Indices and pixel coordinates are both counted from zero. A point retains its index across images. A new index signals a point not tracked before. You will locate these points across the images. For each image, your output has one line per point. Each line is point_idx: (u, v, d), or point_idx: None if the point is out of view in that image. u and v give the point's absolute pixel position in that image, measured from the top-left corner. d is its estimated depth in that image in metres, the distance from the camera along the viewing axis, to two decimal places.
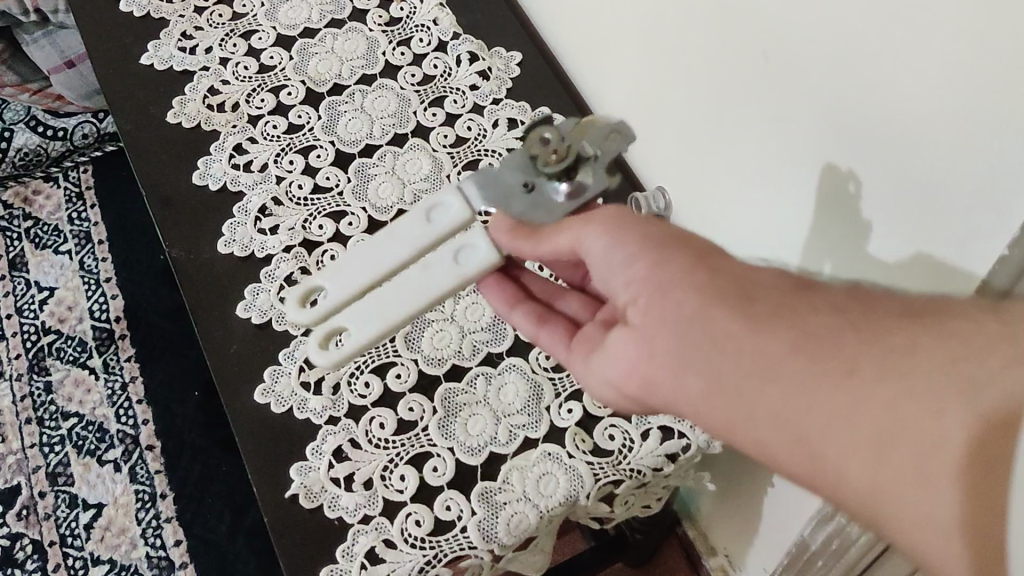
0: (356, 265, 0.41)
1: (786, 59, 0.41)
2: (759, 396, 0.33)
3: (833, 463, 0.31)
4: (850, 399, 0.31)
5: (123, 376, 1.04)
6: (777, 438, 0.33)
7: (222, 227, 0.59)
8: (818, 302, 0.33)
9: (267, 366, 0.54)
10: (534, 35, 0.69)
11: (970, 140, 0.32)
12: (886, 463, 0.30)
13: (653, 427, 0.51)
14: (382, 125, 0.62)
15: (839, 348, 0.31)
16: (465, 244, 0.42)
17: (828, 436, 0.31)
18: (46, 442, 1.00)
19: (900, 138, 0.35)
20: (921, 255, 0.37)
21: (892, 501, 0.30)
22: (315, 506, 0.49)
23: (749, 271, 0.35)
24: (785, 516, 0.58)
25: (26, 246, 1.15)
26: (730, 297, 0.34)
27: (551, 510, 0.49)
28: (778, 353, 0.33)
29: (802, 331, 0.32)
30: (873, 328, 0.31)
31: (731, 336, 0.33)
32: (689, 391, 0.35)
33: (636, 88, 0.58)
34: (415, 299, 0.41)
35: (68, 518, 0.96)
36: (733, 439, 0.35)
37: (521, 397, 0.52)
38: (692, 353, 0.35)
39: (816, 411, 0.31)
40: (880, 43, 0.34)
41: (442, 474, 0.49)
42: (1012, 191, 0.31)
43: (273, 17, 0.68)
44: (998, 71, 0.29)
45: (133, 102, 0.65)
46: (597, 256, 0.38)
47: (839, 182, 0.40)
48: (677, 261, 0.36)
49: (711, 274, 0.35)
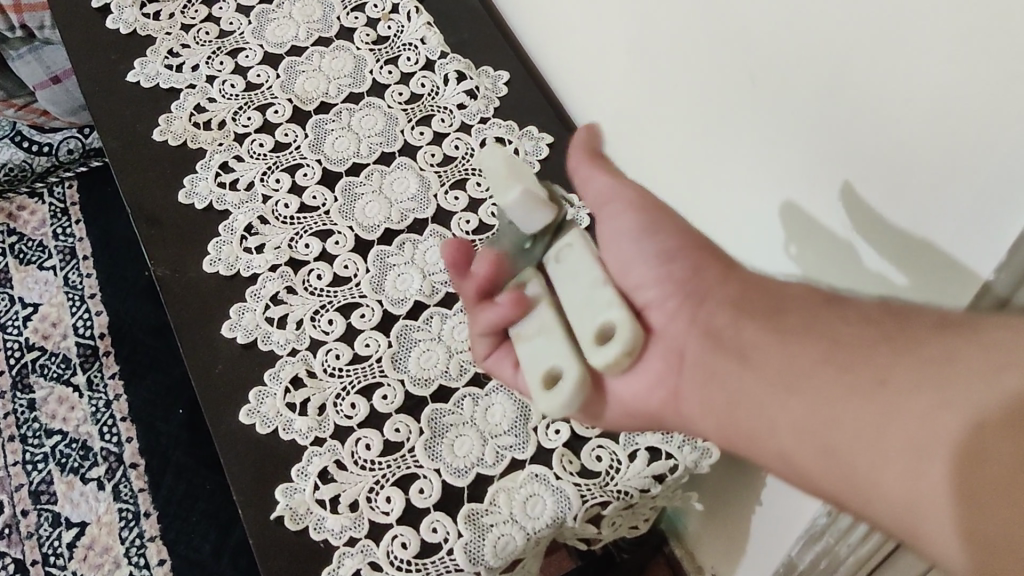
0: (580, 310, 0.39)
1: (771, 77, 0.41)
2: (783, 408, 0.33)
3: (859, 477, 0.30)
4: (876, 413, 0.30)
5: (108, 394, 1.03)
6: (803, 454, 0.32)
7: (208, 247, 0.58)
8: (847, 315, 0.33)
9: (252, 387, 0.53)
10: (522, 55, 0.69)
11: (945, 161, 0.32)
12: (914, 473, 0.28)
13: (640, 448, 0.51)
14: (369, 144, 0.62)
15: (871, 359, 0.31)
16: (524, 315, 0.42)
17: (855, 449, 0.30)
18: (29, 460, 1.00)
19: (881, 156, 0.35)
20: (907, 265, 0.36)
21: (916, 515, 0.28)
22: (300, 528, 0.49)
23: (778, 282, 0.37)
24: (774, 537, 0.58)
25: (9, 261, 1.15)
26: (756, 300, 0.36)
27: (539, 532, 0.49)
28: (807, 365, 0.32)
29: (831, 341, 0.32)
30: (902, 336, 0.30)
31: (757, 345, 0.35)
32: (708, 403, 0.36)
33: (623, 109, 0.58)
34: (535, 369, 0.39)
35: (51, 537, 0.95)
36: (757, 454, 0.34)
37: (509, 417, 0.52)
38: (716, 362, 0.36)
39: (842, 424, 0.30)
40: (865, 67, 0.35)
41: (429, 496, 0.49)
42: (995, 211, 0.31)
43: (260, 35, 0.68)
44: (982, 98, 0.30)
45: (118, 120, 0.64)
46: (622, 236, 0.40)
47: (819, 191, 0.40)
48: (708, 271, 0.38)
49: (739, 286, 0.37)
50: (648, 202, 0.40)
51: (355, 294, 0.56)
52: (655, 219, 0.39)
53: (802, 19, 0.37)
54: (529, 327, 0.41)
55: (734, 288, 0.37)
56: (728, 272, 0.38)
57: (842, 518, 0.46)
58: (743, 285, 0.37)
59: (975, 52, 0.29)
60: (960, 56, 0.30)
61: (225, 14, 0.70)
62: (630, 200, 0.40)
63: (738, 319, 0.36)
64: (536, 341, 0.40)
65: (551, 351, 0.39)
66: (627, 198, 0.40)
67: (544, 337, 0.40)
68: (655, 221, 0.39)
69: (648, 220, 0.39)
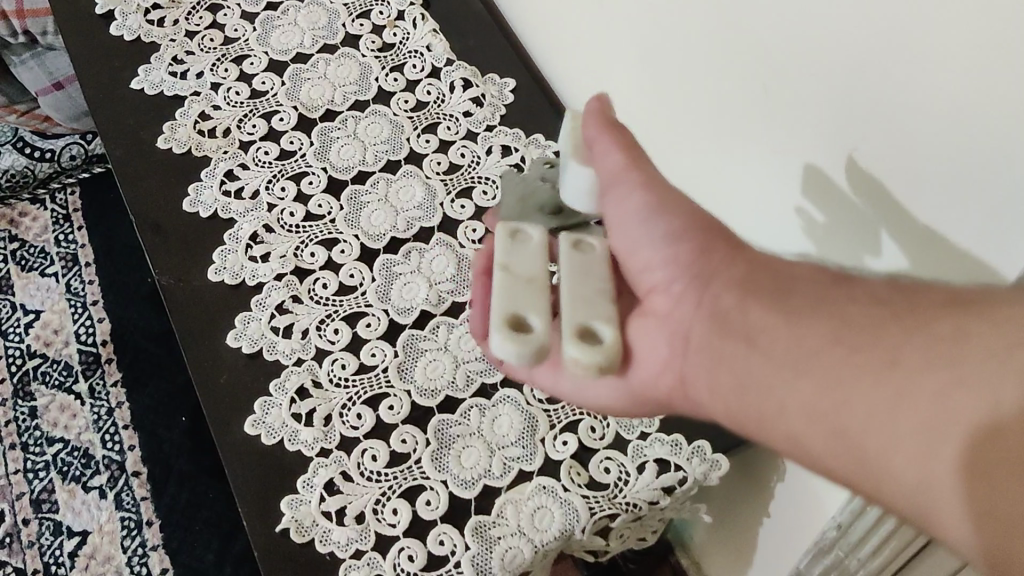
0: (581, 297, 0.36)
1: (781, 74, 0.40)
2: (794, 391, 0.32)
3: (873, 460, 0.29)
4: (891, 394, 0.29)
5: (110, 401, 1.03)
6: (814, 438, 0.31)
7: (212, 255, 0.58)
8: (856, 295, 0.32)
9: (257, 398, 0.53)
10: (529, 64, 0.69)
11: (952, 172, 0.32)
12: (929, 455, 0.28)
13: (648, 460, 0.51)
14: (375, 152, 0.62)
15: (881, 339, 0.30)
16: (515, 249, 0.38)
17: (869, 431, 0.30)
18: (30, 469, 0.99)
19: (886, 162, 0.35)
20: (924, 263, 0.35)
21: (928, 496, 0.28)
22: (305, 540, 0.48)
23: (787, 262, 0.36)
24: (782, 550, 0.58)
25: (11, 268, 1.14)
26: (765, 282, 0.35)
27: (546, 544, 0.48)
28: (818, 345, 0.32)
29: (841, 322, 0.32)
30: (913, 318, 0.30)
31: (764, 329, 0.34)
32: (715, 387, 0.36)
33: (629, 117, 0.57)
34: (507, 303, 0.36)
35: (52, 546, 0.94)
36: (765, 437, 0.34)
37: (516, 428, 0.51)
38: (726, 345, 0.35)
39: (855, 407, 0.30)
40: (876, 76, 0.34)
41: (436, 508, 0.49)
42: (998, 222, 0.31)
43: (265, 42, 0.68)
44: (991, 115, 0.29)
45: (122, 127, 0.64)
46: (633, 215, 0.39)
47: (826, 191, 0.40)
48: (718, 252, 0.37)
49: (745, 268, 0.36)
50: (658, 179, 0.38)
51: (361, 303, 0.56)
52: (667, 198, 0.38)
53: (811, 31, 0.37)
54: (520, 264, 0.38)
55: (741, 269, 0.36)
56: (737, 252, 0.37)
57: (852, 532, 0.45)
58: (750, 266, 0.36)
59: (986, 57, 0.29)
60: (973, 69, 0.29)
61: (230, 20, 0.69)
62: (641, 177, 0.38)
63: (744, 300, 0.35)
64: (513, 281, 0.37)
65: (531, 302, 0.36)
66: (638, 174, 0.38)
67: (526, 285, 0.37)
68: (666, 200, 0.38)
69: (660, 199, 0.38)
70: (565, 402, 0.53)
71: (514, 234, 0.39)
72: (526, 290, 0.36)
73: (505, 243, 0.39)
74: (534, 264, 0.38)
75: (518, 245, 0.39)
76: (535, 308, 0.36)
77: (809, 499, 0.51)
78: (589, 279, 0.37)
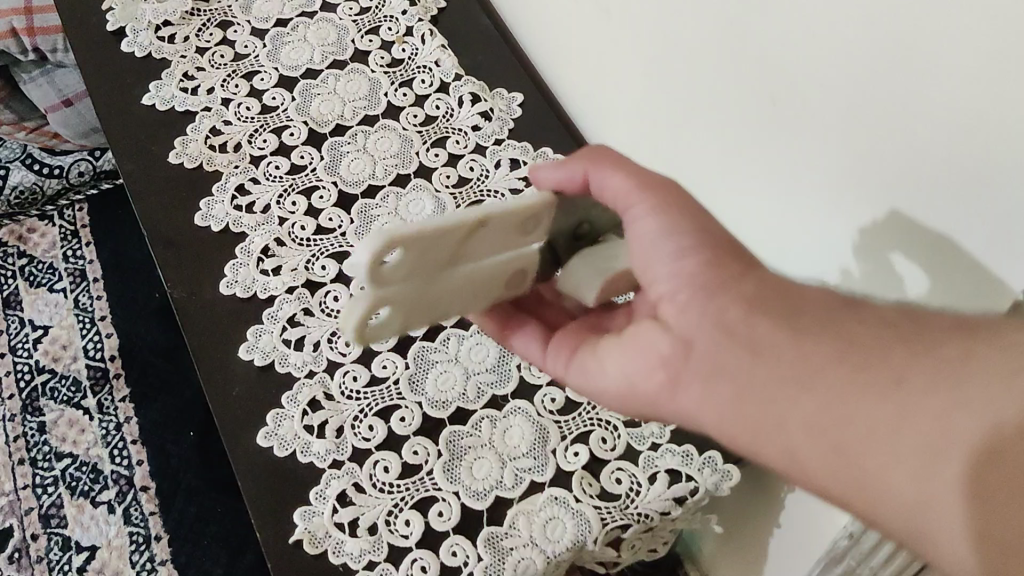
0: (423, 295, 0.38)
1: (784, 92, 0.41)
2: (795, 405, 0.32)
3: (872, 481, 0.30)
4: (893, 414, 0.30)
5: (118, 417, 1.03)
6: (814, 456, 0.31)
7: (224, 269, 0.58)
8: (863, 318, 0.32)
9: (270, 410, 0.53)
10: (535, 78, 0.69)
11: (961, 186, 0.32)
12: (929, 472, 0.29)
13: (660, 470, 0.51)
14: (385, 166, 0.62)
15: (885, 361, 0.30)
16: (501, 222, 0.37)
17: (869, 449, 0.30)
18: (39, 484, 0.99)
19: (888, 175, 0.36)
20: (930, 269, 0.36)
21: (924, 516, 0.29)
22: (318, 552, 0.48)
23: (798, 284, 0.35)
24: (790, 558, 0.58)
25: (20, 284, 1.15)
26: (773, 300, 0.34)
27: (558, 555, 0.48)
28: (823, 361, 0.32)
29: (847, 341, 0.32)
30: (920, 340, 0.30)
31: (768, 342, 0.33)
32: (710, 396, 0.35)
33: (638, 132, 0.58)
34: (430, 226, 0.35)
35: (61, 561, 0.94)
36: (760, 458, 0.33)
37: (527, 439, 0.52)
38: (727, 356, 0.34)
39: (858, 426, 0.30)
40: (886, 91, 0.35)
41: (448, 519, 0.49)
42: (992, 238, 0.32)
43: (275, 58, 0.68)
44: (997, 130, 0.30)
45: (134, 142, 0.64)
46: (644, 241, 0.37)
47: (824, 206, 0.41)
48: (732, 263, 0.35)
49: (758, 285, 0.35)
50: (674, 203, 0.37)
51: None
52: (676, 219, 0.36)
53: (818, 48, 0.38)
54: (479, 235, 0.37)
55: (752, 287, 0.35)
56: (749, 270, 0.35)
57: (863, 540, 0.45)
58: (761, 283, 0.35)
59: (993, 69, 0.29)
60: (977, 77, 0.30)
61: (240, 37, 0.70)
62: (650, 205, 0.37)
63: (751, 314, 0.34)
64: (458, 236, 0.36)
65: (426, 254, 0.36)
66: (648, 202, 0.37)
67: (451, 248, 0.37)
68: (676, 222, 0.36)
69: (668, 222, 0.36)
70: (575, 414, 0.53)
71: (525, 223, 0.39)
72: (441, 238, 0.36)
73: (516, 220, 0.38)
74: (478, 244, 0.38)
75: (507, 227, 0.38)
76: (418, 256, 0.36)
77: (819, 510, 0.51)
78: (444, 296, 0.39)
